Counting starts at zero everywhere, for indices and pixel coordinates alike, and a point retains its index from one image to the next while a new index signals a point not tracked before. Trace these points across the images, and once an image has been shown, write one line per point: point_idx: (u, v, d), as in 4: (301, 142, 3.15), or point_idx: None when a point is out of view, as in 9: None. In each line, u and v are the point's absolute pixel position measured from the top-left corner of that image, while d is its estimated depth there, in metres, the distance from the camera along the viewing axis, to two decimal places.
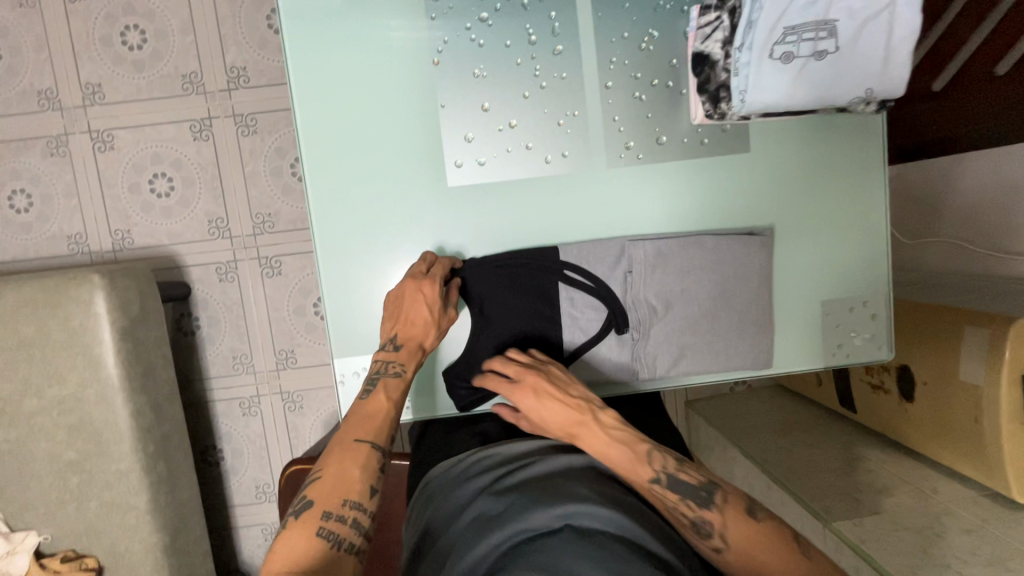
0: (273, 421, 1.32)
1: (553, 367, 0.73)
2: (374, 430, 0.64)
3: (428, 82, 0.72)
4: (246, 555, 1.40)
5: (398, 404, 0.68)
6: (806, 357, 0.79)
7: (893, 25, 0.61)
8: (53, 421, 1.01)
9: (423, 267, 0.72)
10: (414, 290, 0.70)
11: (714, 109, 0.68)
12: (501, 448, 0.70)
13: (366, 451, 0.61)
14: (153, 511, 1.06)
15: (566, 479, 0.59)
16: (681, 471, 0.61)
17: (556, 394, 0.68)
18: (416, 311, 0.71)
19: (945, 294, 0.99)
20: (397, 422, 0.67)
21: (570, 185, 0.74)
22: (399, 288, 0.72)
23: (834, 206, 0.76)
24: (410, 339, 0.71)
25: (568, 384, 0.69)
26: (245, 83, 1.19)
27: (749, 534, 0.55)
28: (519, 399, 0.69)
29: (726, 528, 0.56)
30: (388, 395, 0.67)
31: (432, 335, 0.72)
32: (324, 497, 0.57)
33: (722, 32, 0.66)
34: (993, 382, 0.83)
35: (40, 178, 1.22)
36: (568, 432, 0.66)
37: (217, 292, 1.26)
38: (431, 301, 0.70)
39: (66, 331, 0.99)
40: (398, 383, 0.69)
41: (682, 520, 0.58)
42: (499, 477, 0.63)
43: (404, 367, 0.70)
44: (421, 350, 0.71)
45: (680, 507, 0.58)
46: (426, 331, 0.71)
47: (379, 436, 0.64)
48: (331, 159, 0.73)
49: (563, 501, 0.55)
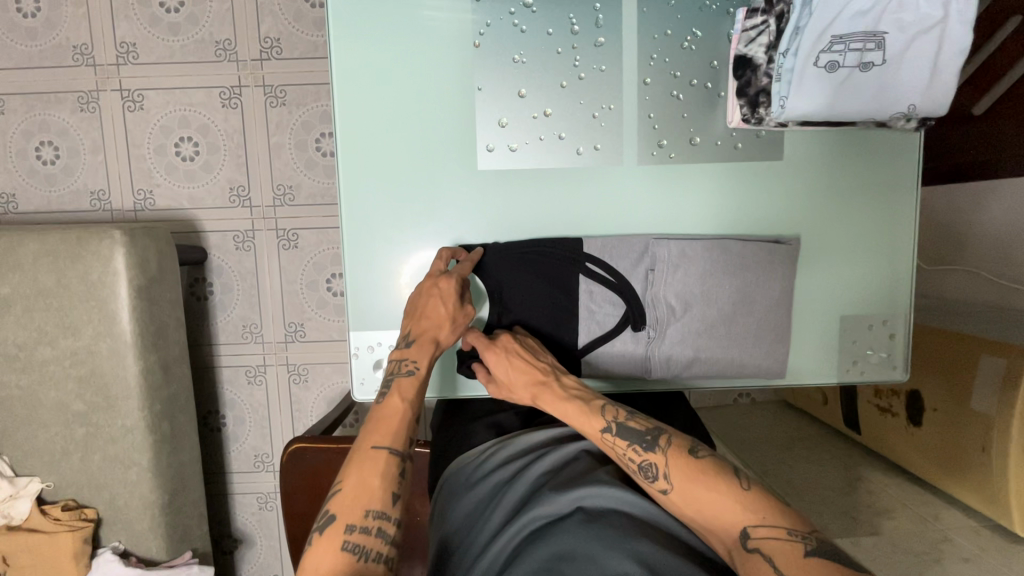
0: (278, 391, 1.33)
1: (527, 338, 0.74)
2: (391, 435, 0.63)
3: (467, 63, 0.72)
4: (239, 522, 1.41)
5: (415, 404, 0.66)
6: (820, 370, 0.78)
7: (943, 42, 0.60)
8: (65, 371, 1.02)
9: (441, 265, 0.73)
10: (430, 286, 0.71)
11: (752, 113, 0.67)
12: (509, 439, 0.74)
13: (386, 458, 0.61)
14: (155, 469, 1.07)
15: (580, 471, 0.64)
16: (630, 421, 0.64)
17: (520, 357, 0.70)
18: (432, 306, 0.71)
19: (962, 323, 0.98)
20: (417, 423, 0.66)
21: (599, 178, 0.74)
22: (417, 288, 0.72)
23: (864, 221, 0.76)
24: (423, 333, 0.70)
25: (536, 350, 0.72)
26: (277, 54, 1.19)
27: (689, 474, 0.58)
28: (487, 355, 0.70)
29: (667, 467, 0.59)
30: (402, 396, 0.66)
31: (447, 330, 0.71)
32: (347, 510, 0.57)
33: (767, 36, 0.65)
34: (1005, 413, 0.84)
35: (68, 132, 1.23)
36: (529, 393, 0.69)
37: (233, 260, 1.28)
38: (448, 297, 0.70)
39: (84, 284, 1.00)
40: (412, 382, 0.67)
41: (632, 467, 0.61)
42: (512, 470, 0.67)
43: (418, 364, 0.69)
44: (435, 344, 0.70)
45: (627, 453, 0.61)
46: (439, 325, 0.71)
47: (396, 441, 0.62)
48: (366, 133, 0.73)
49: (574, 487, 0.61)
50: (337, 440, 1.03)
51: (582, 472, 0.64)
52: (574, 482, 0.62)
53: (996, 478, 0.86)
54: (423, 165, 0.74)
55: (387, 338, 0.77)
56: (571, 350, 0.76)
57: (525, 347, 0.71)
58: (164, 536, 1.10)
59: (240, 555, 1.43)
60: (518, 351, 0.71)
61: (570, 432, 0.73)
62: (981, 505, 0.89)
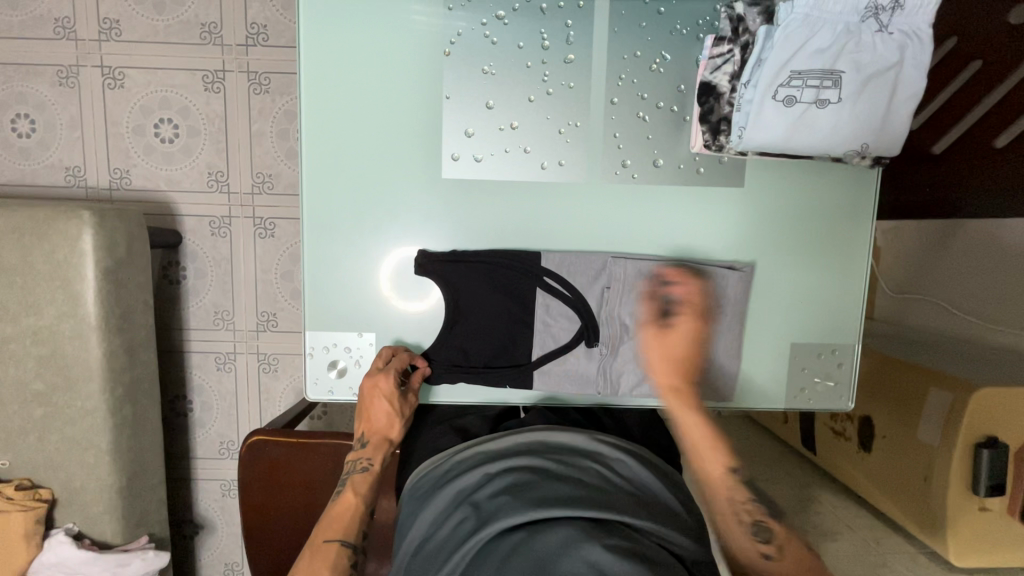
0: (247, 379, 1.33)
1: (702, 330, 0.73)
2: (344, 529, 0.65)
3: (436, 71, 0.72)
4: (201, 508, 1.41)
5: (367, 498, 0.69)
6: (769, 396, 0.80)
7: (897, 84, 0.62)
8: (26, 350, 1.01)
9: (382, 361, 0.74)
10: (371, 385, 0.73)
11: (713, 140, 0.68)
12: (476, 446, 0.72)
13: (334, 552, 0.62)
14: (114, 453, 1.07)
15: (546, 475, 0.61)
16: (750, 487, 0.64)
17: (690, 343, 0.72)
18: (377, 406, 0.74)
19: (918, 354, 1.01)
20: (368, 518, 0.69)
21: (562, 193, 0.75)
22: (360, 387, 0.75)
23: (821, 251, 0.77)
24: (374, 431, 0.74)
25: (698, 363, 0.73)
26: (263, 41, 1.18)
27: (801, 557, 0.58)
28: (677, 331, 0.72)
29: (785, 543, 0.58)
30: (355, 492, 0.69)
31: (397, 426, 0.75)
32: None
33: (732, 66, 0.66)
34: (948, 444, 0.88)
35: (45, 105, 1.21)
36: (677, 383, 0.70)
37: (208, 245, 1.27)
38: (389, 393, 0.73)
39: (50, 264, 0.99)
40: (364, 477, 0.70)
41: (738, 520, 0.60)
42: (476, 476, 0.65)
43: (373, 460, 0.73)
44: (387, 442, 0.74)
45: (740, 507, 0.61)
46: (389, 422, 0.74)
47: (348, 535, 0.65)
48: (332, 133, 0.73)
49: (534, 492, 0.58)
50: (299, 435, 1.04)
51: (550, 476, 0.61)
52: (536, 487, 0.59)
53: (934, 507, 0.89)
54: (389, 169, 0.74)
55: (343, 339, 0.78)
56: (525, 362, 0.77)
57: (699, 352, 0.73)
58: (119, 519, 1.09)
59: (200, 541, 1.43)
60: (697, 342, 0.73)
61: (535, 439, 0.71)
62: (920, 531, 0.90)
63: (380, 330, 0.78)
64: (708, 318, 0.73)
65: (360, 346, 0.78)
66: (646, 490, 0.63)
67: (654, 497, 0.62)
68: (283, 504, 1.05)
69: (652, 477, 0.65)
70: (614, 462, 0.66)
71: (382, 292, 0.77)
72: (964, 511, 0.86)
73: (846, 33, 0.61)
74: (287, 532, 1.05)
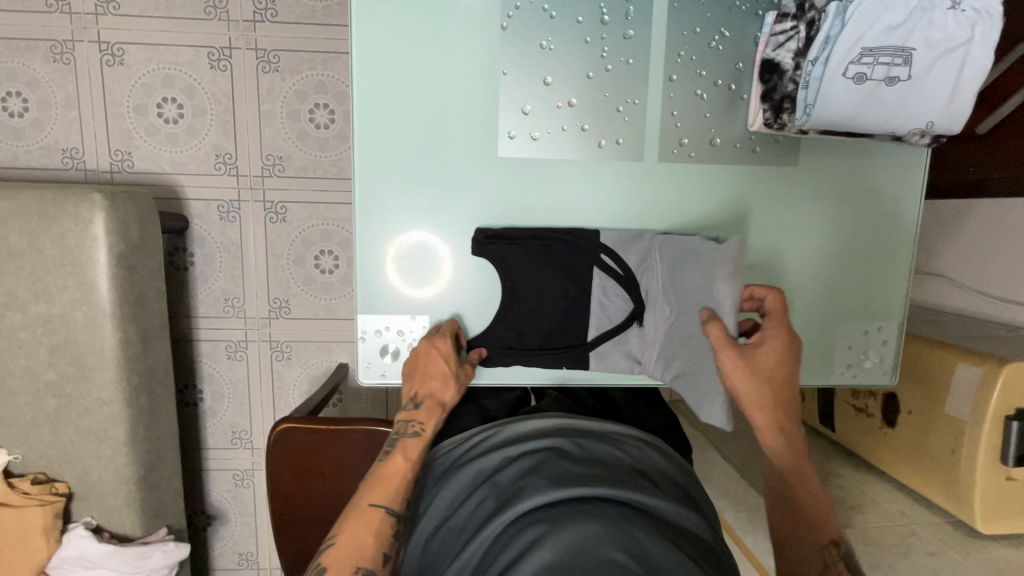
0: (259, 368, 1.30)
1: (783, 358, 0.65)
2: (391, 493, 0.64)
3: (492, 46, 0.70)
4: (214, 499, 1.38)
5: (417, 464, 0.68)
6: (819, 372, 0.82)
7: (965, 64, 0.62)
8: (37, 340, 0.97)
9: (433, 331, 0.75)
10: (428, 348, 0.72)
11: (775, 118, 0.69)
12: (495, 427, 0.75)
13: (382, 515, 0.62)
14: (131, 444, 1.03)
15: (563, 460, 0.63)
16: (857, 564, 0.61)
17: (794, 371, 0.66)
18: (434, 366, 0.73)
19: (939, 332, 1.03)
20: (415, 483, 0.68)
21: (618, 171, 0.74)
22: (413, 350, 0.74)
23: (870, 229, 0.78)
24: (429, 393, 0.72)
25: (787, 393, 0.66)
26: (271, 17, 1.14)
27: None
28: (762, 361, 0.64)
29: None
30: (404, 455, 0.67)
31: (451, 390, 0.72)
32: (338, 567, 0.58)
33: (796, 43, 0.67)
34: (976, 419, 0.89)
35: (39, 82, 1.14)
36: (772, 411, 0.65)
37: (216, 230, 1.23)
38: (448, 354, 0.73)
39: (60, 249, 0.95)
40: (416, 443, 0.68)
41: None
42: (495, 459, 0.67)
43: (424, 426, 0.70)
44: (439, 406, 0.71)
45: None
46: (445, 385, 0.72)
47: (394, 501, 0.64)
48: (381, 109, 0.71)
49: (554, 477, 0.60)
50: (329, 421, 1.01)
51: (567, 461, 0.63)
52: (556, 473, 0.61)
53: (961, 478, 0.93)
54: (444, 147, 0.72)
55: (396, 322, 0.77)
56: (582, 343, 0.77)
57: (783, 386, 0.65)
58: (139, 511, 1.06)
59: (213, 532, 1.40)
60: (799, 362, 0.67)
61: (556, 424, 0.72)
62: (947, 502, 0.96)
63: (433, 312, 0.77)
64: (774, 344, 0.65)
65: (413, 330, 0.77)
66: (654, 471, 0.67)
67: (661, 478, 0.66)
68: (314, 492, 1.03)
69: (661, 462, 0.69)
70: (627, 446, 0.69)
71: (392, 270, 0.75)
72: (993, 482, 0.90)
73: (918, 11, 0.60)
74: (318, 520, 1.04)
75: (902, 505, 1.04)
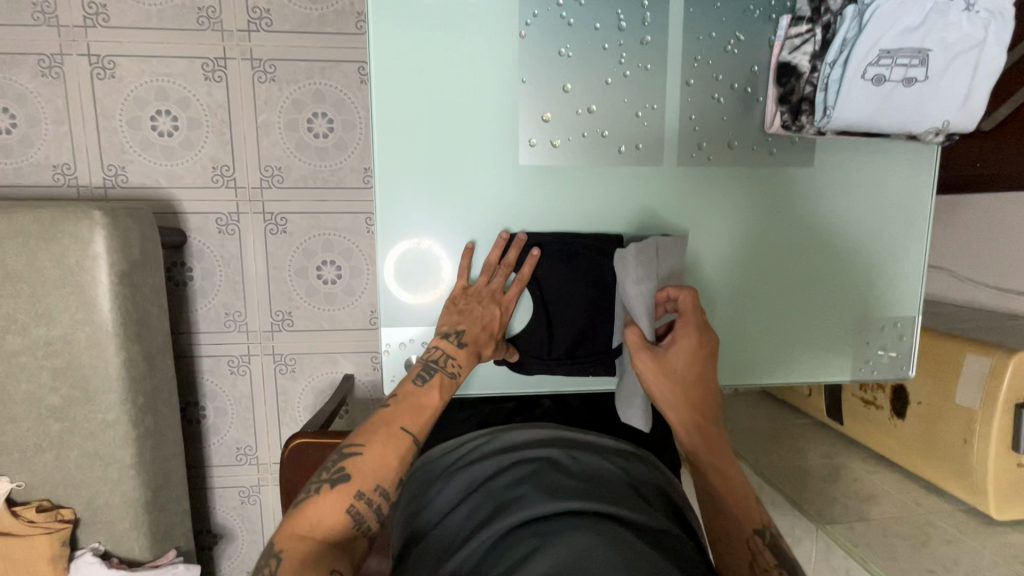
0: (262, 381, 1.28)
1: (696, 358, 0.71)
2: (420, 424, 0.66)
3: (511, 54, 0.70)
4: (219, 517, 1.35)
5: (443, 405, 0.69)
6: (841, 368, 0.83)
7: (978, 64, 0.65)
8: (37, 362, 0.93)
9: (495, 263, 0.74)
10: (489, 292, 0.74)
11: (793, 121, 0.70)
12: (491, 437, 0.75)
13: (409, 443, 0.63)
14: (138, 466, 1.00)
15: (558, 470, 0.63)
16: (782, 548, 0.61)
17: (704, 364, 0.71)
18: (486, 314, 0.73)
19: (944, 324, 1.05)
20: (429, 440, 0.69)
21: (638, 177, 0.75)
22: (472, 287, 0.74)
23: (885, 225, 0.80)
24: (476, 340, 0.72)
25: (703, 391, 0.71)
26: (267, 26, 1.12)
27: None
28: (673, 361, 0.70)
29: None
30: (441, 394, 0.68)
31: (491, 348, 0.74)
32: (361, 476, 0.59)
33: (812, 45, 0.68)
34: (987, 409, 0.91)
35: (27, 98, 1.11)
36: (685, 407, 0.69)
37: (216, 243, 1.20)
38: (505, 311, 0.74)
39: (60, 268, 0.92)
40: (451, 384, 0.70)
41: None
42: (491, 468, 0.67)
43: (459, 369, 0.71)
44: (477, 357, 0.73)
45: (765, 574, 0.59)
46: (489, 342, 0.74)
47: (422, 433, 0.65)
48: (396, 119, 0.70)
49: (548, 488, 0.60)
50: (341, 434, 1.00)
51: (561, 471, 0.63)
52: (551, 484, 0.61)
53: (973, 466, 0.94)
54: (462, 155, 0.71)
55: (419, 334, 0.76)
56: (607, 349, 0.77)
57: (695, 384, 0.70)
58: (148, 534, 1.03)
59: (219, 552, 1.37)
60: (710, 356, 0.72)
61: (550, 435, 0.73)
62: (961, 491, 0.97)
63: None
64: (689, 343, 0.71)
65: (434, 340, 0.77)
66: (642, 485, 0.67)
67: (649, 493, 0.66)
68: None
69: (648, 473, 0.70)
70: (618, 459, 0.70)
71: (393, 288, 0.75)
72: (1005, 471, 0.92)
73: (936, 13, 0.64)
74: None
75: (915, 494, 1.05)
